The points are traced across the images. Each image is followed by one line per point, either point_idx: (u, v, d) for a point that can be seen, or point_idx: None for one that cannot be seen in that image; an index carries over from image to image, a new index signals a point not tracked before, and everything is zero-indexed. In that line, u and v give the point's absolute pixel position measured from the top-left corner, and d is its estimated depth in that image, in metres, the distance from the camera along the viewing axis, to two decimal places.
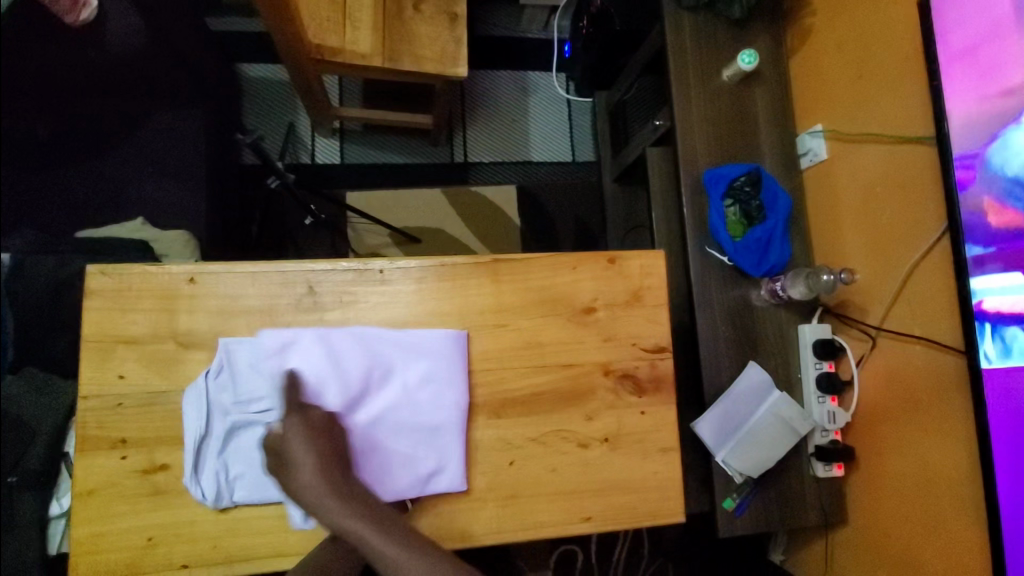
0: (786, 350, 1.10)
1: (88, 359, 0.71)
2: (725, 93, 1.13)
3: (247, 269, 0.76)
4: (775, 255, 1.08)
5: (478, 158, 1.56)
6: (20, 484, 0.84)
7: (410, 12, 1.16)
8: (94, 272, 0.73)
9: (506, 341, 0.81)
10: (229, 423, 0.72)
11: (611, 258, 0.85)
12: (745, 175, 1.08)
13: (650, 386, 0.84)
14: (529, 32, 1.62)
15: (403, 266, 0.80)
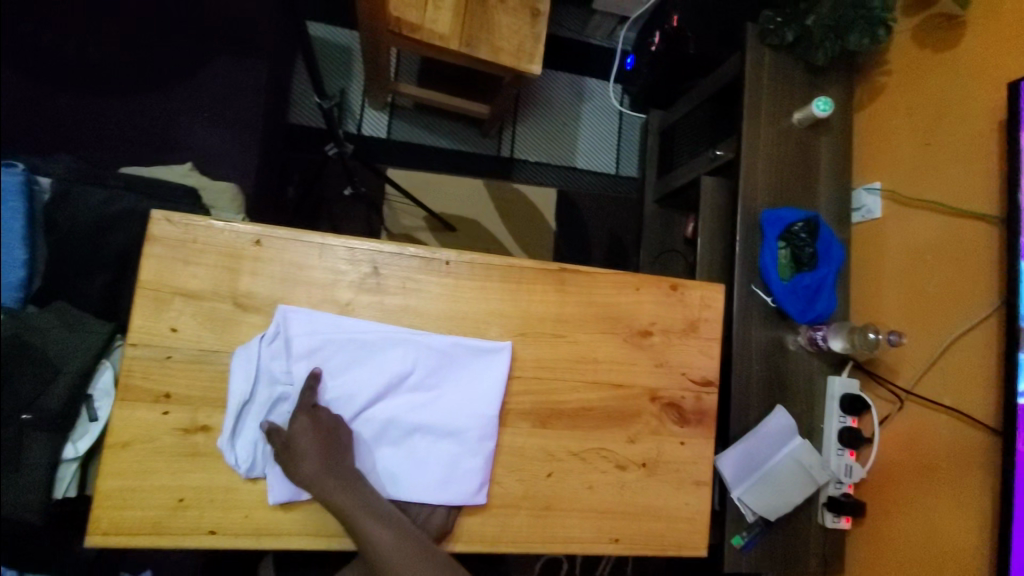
0: (812, 398, 1.11)
1: (142, 306, 0.69)
2: (792, 136, 1.14)
3: (315, 239, 0.74)
4: (821, 304, 1.08)
5: (525, 156, 1.54)
6: (33, 424, 0.77)
7: (494, 1, 1.14)
8: (159, 218, 0.70)
9: (561, 352, 0.80)
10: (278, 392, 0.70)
11: (674, 284, 0.84)
12: (803, 222, 1.09)
13: (694, 418, 0.84)
14: (593, 38, 1.59)
15: (471, 261, 0.78)
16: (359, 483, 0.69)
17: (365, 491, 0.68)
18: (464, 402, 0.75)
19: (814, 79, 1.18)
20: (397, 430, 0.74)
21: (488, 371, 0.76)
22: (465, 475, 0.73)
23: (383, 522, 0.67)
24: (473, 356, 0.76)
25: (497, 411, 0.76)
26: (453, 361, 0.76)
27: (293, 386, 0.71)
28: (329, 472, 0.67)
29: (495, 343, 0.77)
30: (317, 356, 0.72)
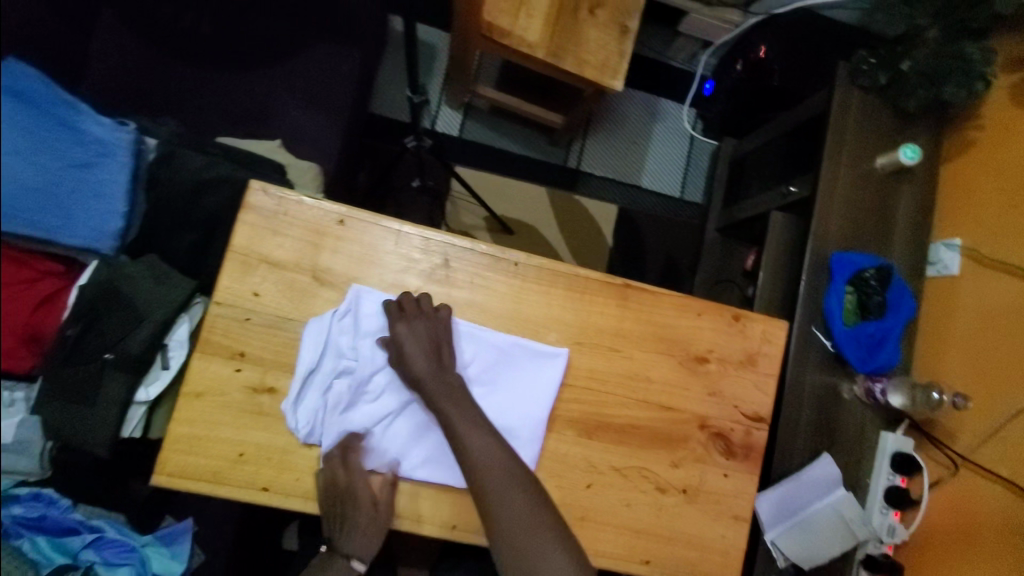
0: (861, 451, 1.07)
1: (231, 268, 0.73)
2: (872, 180, 1.11)
3: (394, 226, 0.77)
4: (884, 356, 1.05)
5: (590, 169, 1.55)
6: (115, 364, 0.84)
7: (585, 14, 1.16)
8: (257, 188, 0.75)
9: (615, 367, 0.80)
10: (340, 367, 0.73)
11: (736, 315, 0.84)
12: (875, 268, 1.06)
13: (741, 451, 0.82)
14: (674, 60, 1.60)
15: (538, 265, 0.80)
16: (460, 390, 0.73)
17: (462, 397, 0.73)
18: (517, 401, 0.77)
19: (902, 125, 1.15)
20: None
21: (543, 374, 0.77)
22: None
23: (477, 425, 0.71)
24: (529, 357, 0.78)
25: (546, 416, 0.77)
26: (510, 361, 0.77)
27: (356, 363, 0.74)
28: (430, 373, 0.72)
29: (554, 348, 0.78)
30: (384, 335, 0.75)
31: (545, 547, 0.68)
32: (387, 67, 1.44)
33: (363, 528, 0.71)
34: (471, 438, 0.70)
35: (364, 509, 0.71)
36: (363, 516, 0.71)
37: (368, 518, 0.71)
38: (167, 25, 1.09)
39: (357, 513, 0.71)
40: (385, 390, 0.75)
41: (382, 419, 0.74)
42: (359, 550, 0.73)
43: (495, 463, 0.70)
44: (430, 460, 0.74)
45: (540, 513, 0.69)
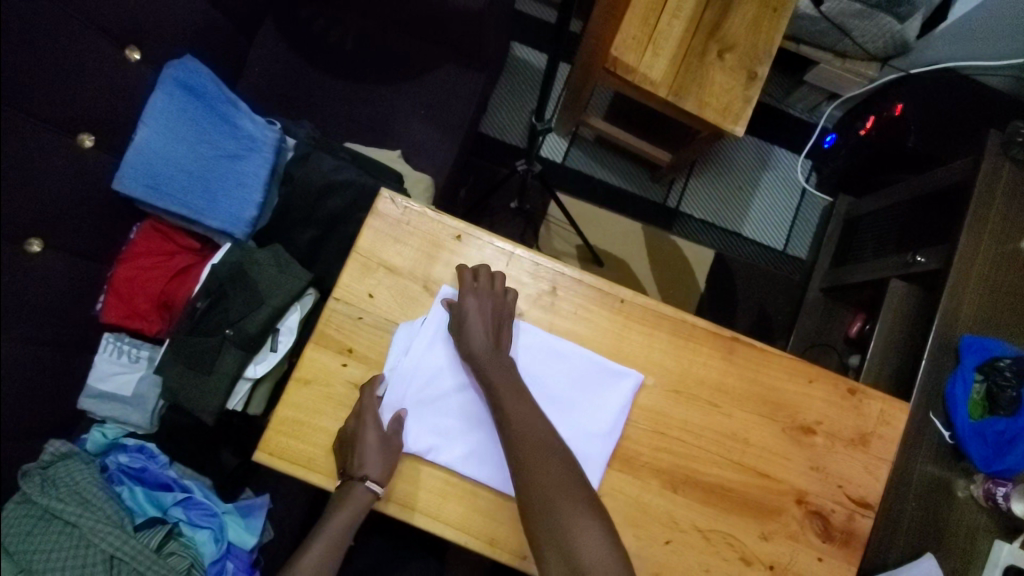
0: (970, 558, 0.95)
1: (352, 268, 0.77)
2: (1019, 262, 1.00)
3: (508, 248, 0.79)
4: (1016, 457, 0.92)
5: (688, 210, 1.52)
6: (232, 339, 0.90)
7: (712, 57, 1.13)
8: (386, 197, 0.79)
9: (710, 421, 0.77)
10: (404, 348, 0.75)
11: (852, 388, 0.78)
12: (1013, 359, 0.94)
13: (840, 537, 0.76)
14: (792, 108, 1.54)
15: (644, 306, 0.78)
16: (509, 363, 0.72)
17: (515, 379, 0.71)
18: (596, 431, 0.74)
19: None
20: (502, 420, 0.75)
21: (614, 394, 0.75)
22: None
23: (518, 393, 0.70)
24: (611, 383, 0.75)
25: (614, 447, 0.75)
26: (587, 387, 0.75)
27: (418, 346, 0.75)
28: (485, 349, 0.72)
29: (624, 368, 0.76)
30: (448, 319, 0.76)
31: (583, 517, 0.64)
32: (503, 89, 1.49)
33: (369, 443, 0.69)
34: (524, 418, 0.69)
35: (372, 424, 0.70)
36: (364, 429, 0.70)
37: (373, 429, 0.70)
38: (316, 36, 1.18)
39: (367, 432, 0.70)
40: (440, 375, 0.76)
41: (445, 407, 0.75)
42: (372, 470, 0.69)
43: (549, 458, 0.67)
44: (475, 457, 0.73)
45: (571, 474, 0.67)
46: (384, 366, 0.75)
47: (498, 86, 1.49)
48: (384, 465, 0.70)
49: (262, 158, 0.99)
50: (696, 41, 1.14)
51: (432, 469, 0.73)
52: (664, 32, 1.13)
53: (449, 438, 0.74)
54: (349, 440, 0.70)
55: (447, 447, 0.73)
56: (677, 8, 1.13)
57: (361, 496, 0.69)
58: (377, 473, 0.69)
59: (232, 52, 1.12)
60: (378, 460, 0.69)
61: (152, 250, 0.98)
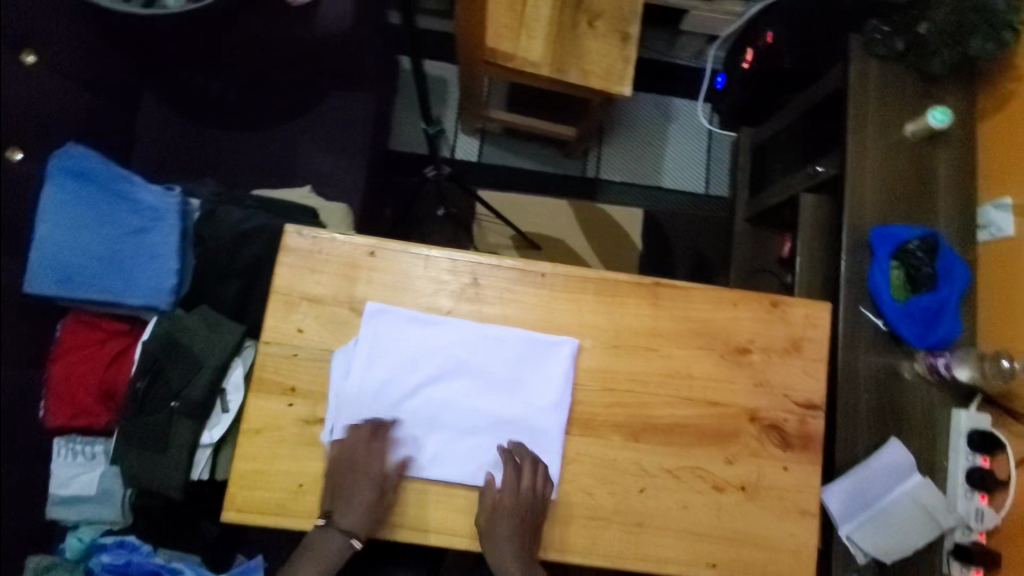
0: (933, 431, 1.00)
1: (275, 308, 0.77)
2: (904, 150, 1.07)
3: (423, 252, 0.80)
4: (945, 328, 0.99)
5: (608, 176, 1.57)
6: (180, 410, 0.89)
7: (584, 27, 1.18)
8: (292, 231, 0.79)
9: (653, 366, 0.80)
10: (345, 373, 0.75)
11: (774, 301, 0.82)
12: (920, 239, 1.01)
13: (798, 442, 0.79)
14: (679, 58, 1.61)
15: (564, 274, 0.80)
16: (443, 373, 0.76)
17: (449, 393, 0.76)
18: (546, 403, 0.77)
19: (929, 86, 1.10)
20: (457, 418, 0.76)
21: (554, 364, 0.77)
22: (539, 469, 0.75)
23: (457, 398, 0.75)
24: (549, 354, 0.78)
25: (567, 412, 0.77)
26: (528, 363, 0.77)
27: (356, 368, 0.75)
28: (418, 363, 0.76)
29: (558, 337, 0.78)
30: (381, 334, 0.76)
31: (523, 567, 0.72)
32: (403, 103, 1.51)
33: (363, 501, 0.71)
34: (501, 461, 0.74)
35: (369, 483, 0.72)
36: (359, 484, 0.72)
37: (371, 488, 0.72)
38: (197, 93, 1.18)
39: (362, 483, 0.72)
40: (387, 388, 0.75)
41: (399, 418, 0.75)
42: (358, 526, 0.71)
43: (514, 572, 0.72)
44: (438, 458, 0.74)
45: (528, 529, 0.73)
46: (329, 393, 0.76)
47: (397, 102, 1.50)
48: (370, 517, 0.72)
49: (167, 224, 0.96)
50: (566, 15, 1.18)
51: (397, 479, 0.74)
52: (533, 14, 1.17)
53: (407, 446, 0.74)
54: (340, 490, 0.72)
55: (408, 455, 0.74)
56: None
57: (339, 552, 0.72)
58: (363, 529, 0.72)
59: (116, 129, 1.11)
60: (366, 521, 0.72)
61: (82, 343, 0.97)
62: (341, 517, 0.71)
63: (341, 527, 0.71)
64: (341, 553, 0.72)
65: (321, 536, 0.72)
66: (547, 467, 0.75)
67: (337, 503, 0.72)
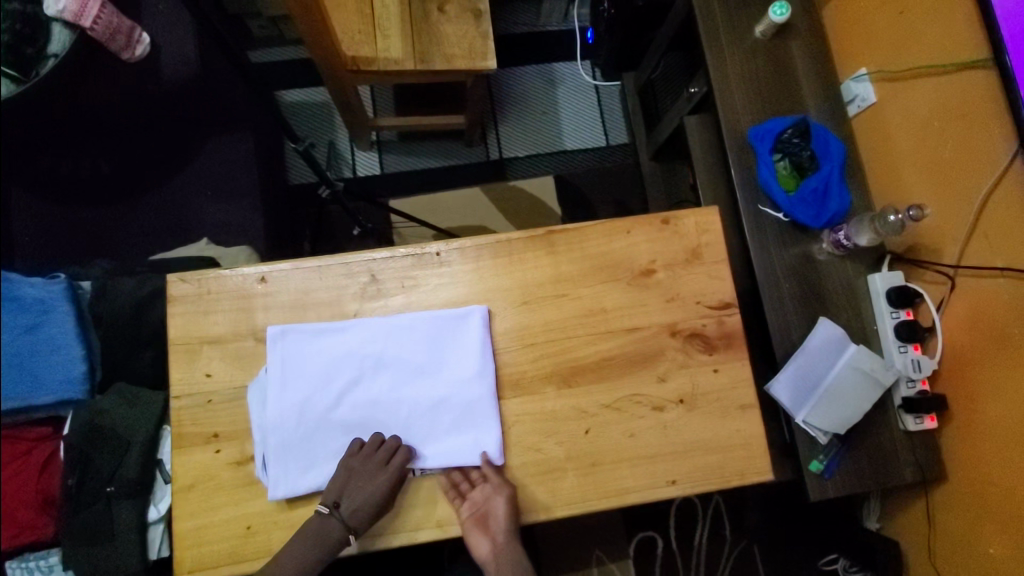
0: (857, 302, 1.04)
1: (176, 361, 0.75)
2: (760, 50, 1.11)
3: (313, 264, 0.78)
4: (835, 203, 1.04)
5: (512, 153, 1.59)
6: (118, 493, 0.87)
7: (435, 13, 1.18)
8: (175, 280, 0.77)
9: (568, 311, 0.80)
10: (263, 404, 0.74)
11: (665, 218, 0.84)
12: (791, 127, 1.05)
13: (721, 343, 0.82)
14: (549, 25, 1.65)
15: (459, 247, 0.80)
16: (365, 374, 0.76)
17: (375, 392, 0.76)
18: (470, 376, 0.77)
19: None
20: (389, 413, 0.76)
21: (468, 335, 0.78)
22: (482, 440, 0.75)
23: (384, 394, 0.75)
24: (461, 327, 0.78)
25: (496, 378, 0.77)
26: (443, 341, 0.77)
27: (272, 396, 0.74)
28: (336, 371, 0.76)
29: (465, 308, 0.78)
30: (290, 355, 0.75)
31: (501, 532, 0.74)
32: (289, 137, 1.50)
33: (370, 498, 0.70)
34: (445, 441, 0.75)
35: (374, 479, 0.70)
36: (371, 482, 0.70)
37: (386, 490, 0.70)
38: None
39: (367, 481, 0.70)
40: (309, 406, 0.75)
41: (331, 430, 0.75)
42: (359, 521, 0.70)
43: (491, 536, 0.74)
44: None
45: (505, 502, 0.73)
46: (253, 428, 0.74)
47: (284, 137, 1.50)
48: (366, 513, 0.71)
49: (61, 312, 0.89)
50: (415, 6, 1.18)
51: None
52: (383, 13, 1.17)
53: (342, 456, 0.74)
54: (349, 482, 0.71)
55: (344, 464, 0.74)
56: None
57: (334, 545, 0.70)
58: (363, 524, 0.71)
59: None
60: (367, 517, 0.71)
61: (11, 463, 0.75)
62: (350, 509, 0.71)
63: (342, 518, 0.70)
64: (335, 547, 0.70)
65: (320, 524, 0.70)
66: (489, 436, 0.75)
67: (344, 493, 0.71)
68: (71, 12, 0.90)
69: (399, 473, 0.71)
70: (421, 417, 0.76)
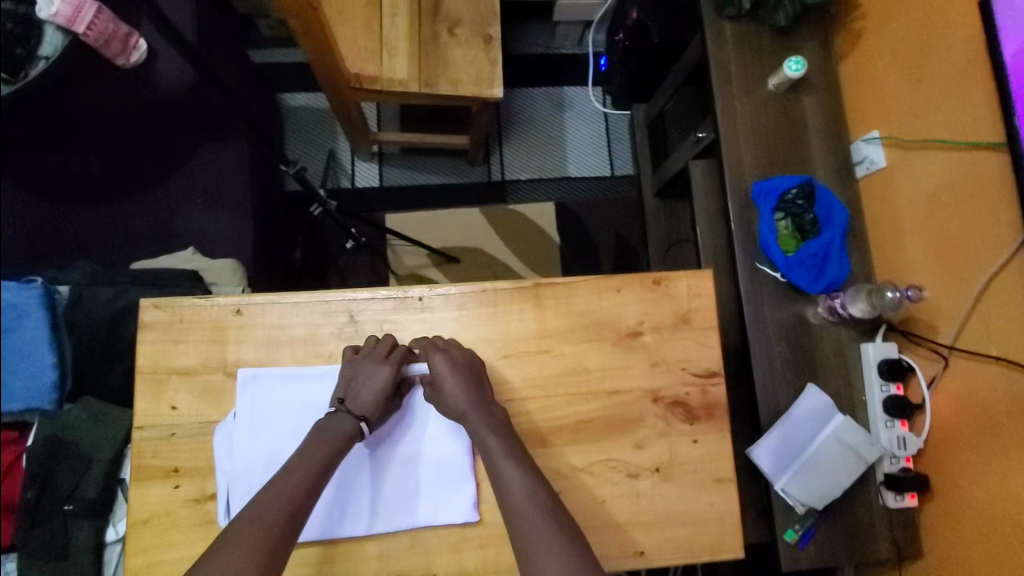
0: (848, 370, 1.02)
1: (142, 391, 0.73)
2: (772, 103, 1.09)
3: (292, 299, 0.76)
4: (834, 270, 1.02)
5: (515, 176, 1.57)
6: (75, 513, 0.84)
7: (445, 37, 1.16)
8: (148, 305, 0.74)
9: (551, 367, 0.78)
10: (230, 452, 0.72)
11: (656, 279, 0.81)
12: (797, 188, 1.03)
13: (703, 413, 0.79)
14: (563, 48, 1.63)
15: (444, 293, 0.78)
16: None
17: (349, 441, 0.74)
18: (445, 430, 0.75)
19: (785, 37, 1.12)
20: (361, 464, 0.74)
21: None
22: (452, 501, 0.73)
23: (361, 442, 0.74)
24: None
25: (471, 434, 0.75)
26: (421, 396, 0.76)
27: (241, 444, 0.72)
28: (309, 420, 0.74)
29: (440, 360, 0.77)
30: (260, 399, 0.73)
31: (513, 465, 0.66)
32: (293, 144, 1.50)
33: (378, 388, 0.71)
34: (414, 496, 0.73)
35: (379, 370, 0.71)
36: (376, 373, 0.71)
37: (390, 379, 0.71)
38: None
39: (373, 376, 0.71)
40: (276, 454, 0.73)
41: None
42: (368, 408, 0.70)
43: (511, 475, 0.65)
44: (349, 512, 0.72)
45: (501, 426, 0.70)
46: (216, 470, 0.72)
47: (286, 143, 1.49)
48: (377, 403, 0.71)
49: (33, 318, 0.88)
50: (425, 27, 1.16)
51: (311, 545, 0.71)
52: (391, 31, 1.14)
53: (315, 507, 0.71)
54: (356, 378, 0.71)
55: (320, 518, 0.71)
56: (394, 6, 1.16)
57: (348, 436, 0.69)
58: (373, 412, 0.71)
59: None
60: (379, 406, 0.71)
61: None
62: (357, 399, 0.70)
63: (353, 412, 0.70)
64: (351, 438, 0.69)
65: (329, 423, 0.69)
66: (460, 498, 0.73)
67: (349, 390, 0.71)
68: (64, 17, 0.90)
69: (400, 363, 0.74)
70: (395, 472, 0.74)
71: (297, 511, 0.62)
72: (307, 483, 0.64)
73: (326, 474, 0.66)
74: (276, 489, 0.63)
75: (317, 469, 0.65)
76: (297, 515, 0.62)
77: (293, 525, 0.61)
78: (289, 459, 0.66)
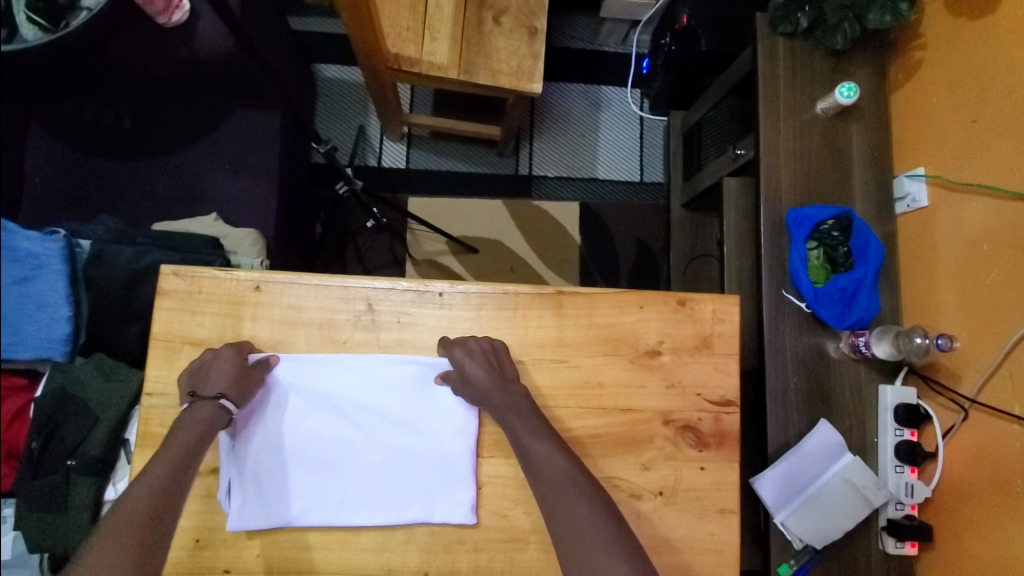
0: (862, 410, 1.00)
1: (155, 358, 0.72)
2: (817, 128, 1.06)
3: (311, 281, 0.75)
4: (861, 307, 1.00)
5: (543, 171, 1.54)
6: (76, 469, 0.85)
7: (489, 25, 1.13)
8: (168, 273, 0.74)
9: (564, 378, 0.77)
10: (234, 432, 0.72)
11: (681, 300, 0.80)
12: (834, 218, 1.01)
13: (713, 441, 0.78)
14: (606, 45, 1.59)
15: (464, 291, 0.77)
16: (345, 410, 0.74)
17: (353, 431, 0.74)
18: (449, 430, 0.74)
19: (838, 61, 1.08)
20: (361, 455, 0.73)
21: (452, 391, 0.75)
22: (450, 502, 0.73)
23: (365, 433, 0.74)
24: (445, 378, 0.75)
25: (477, 437, 0.75)
26: (427, 393, 0.75)
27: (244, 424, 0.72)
28: (314, 405, 0.74)
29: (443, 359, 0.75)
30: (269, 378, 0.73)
31: (544, 446, 0.66)
32: (323, 116, 1.48)
33: (224, 366, 0.68)
34: (414, 493, 0.73)
35: (223, 356, 0.69)
36: (222, 360, 0.68)
37: (234, 358, 0.69)
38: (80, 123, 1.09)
39: (219, 363, 0.68)
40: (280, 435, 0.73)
41: (298, 464, 0.72)
42: (222, 384, 0.67)
43: (545, 456, 0.65)
44: (348, 502, 0.71)
45: (527, 407, 0.69)
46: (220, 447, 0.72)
47: (317, 114, 1.47)
48: (233, 380, 0.68)
49: (53, 271, 0.85)
50: (469, 12, 1.13)
51: (258, 533, 0.71)
52: (435, 14, 1.12)
53: (250, 495, 0.70)
54: (204, 368, 0.69)
55: (255, 510, 0.70)
56: None
57: (209, 418, 0.65)
58: (230, 386, 0.67)
59: None
60: (235, 382, 0.68)
61: None
62: (207, 382, 0.67)
63: (207, 396, 0.67)
64: (215, 421, 0.66)
65: (185, 416, 0.66)
66: (458, 499, 0.73)
67: (199, 381, 0.68)
68: None
69: (244, 348, 0.72)
70: (394, 467, 0.73)
71: (160, 508, 0.57)
72: (170, 476, 0.60)
73: (192, 462, 0.62)
74: (137, 489, 0.58)
75: (178, 459, 0.61)
76: (162, 511, 0.57)
77: (160, 519, 0.57)
78: (151, 460, 0.62)
